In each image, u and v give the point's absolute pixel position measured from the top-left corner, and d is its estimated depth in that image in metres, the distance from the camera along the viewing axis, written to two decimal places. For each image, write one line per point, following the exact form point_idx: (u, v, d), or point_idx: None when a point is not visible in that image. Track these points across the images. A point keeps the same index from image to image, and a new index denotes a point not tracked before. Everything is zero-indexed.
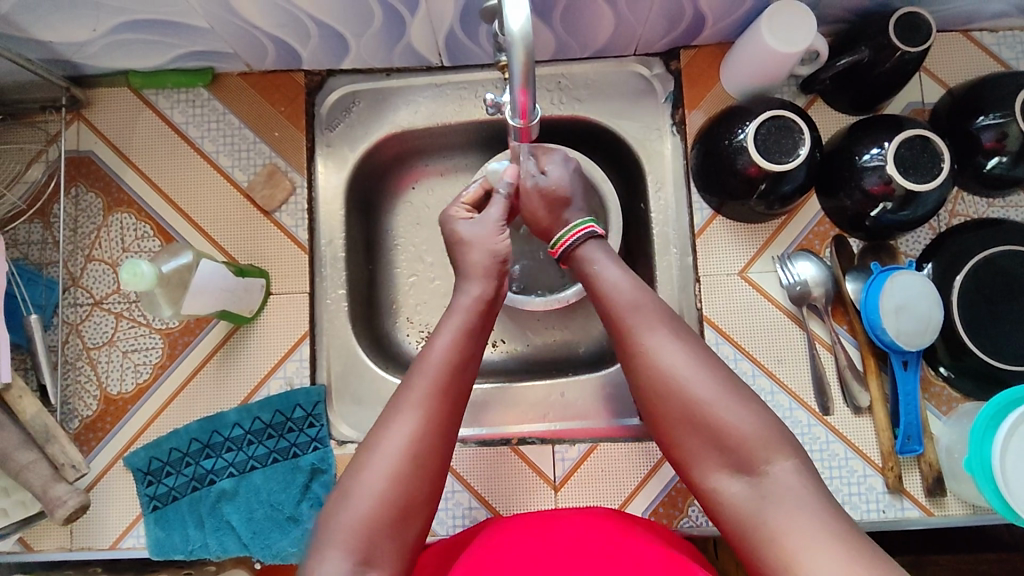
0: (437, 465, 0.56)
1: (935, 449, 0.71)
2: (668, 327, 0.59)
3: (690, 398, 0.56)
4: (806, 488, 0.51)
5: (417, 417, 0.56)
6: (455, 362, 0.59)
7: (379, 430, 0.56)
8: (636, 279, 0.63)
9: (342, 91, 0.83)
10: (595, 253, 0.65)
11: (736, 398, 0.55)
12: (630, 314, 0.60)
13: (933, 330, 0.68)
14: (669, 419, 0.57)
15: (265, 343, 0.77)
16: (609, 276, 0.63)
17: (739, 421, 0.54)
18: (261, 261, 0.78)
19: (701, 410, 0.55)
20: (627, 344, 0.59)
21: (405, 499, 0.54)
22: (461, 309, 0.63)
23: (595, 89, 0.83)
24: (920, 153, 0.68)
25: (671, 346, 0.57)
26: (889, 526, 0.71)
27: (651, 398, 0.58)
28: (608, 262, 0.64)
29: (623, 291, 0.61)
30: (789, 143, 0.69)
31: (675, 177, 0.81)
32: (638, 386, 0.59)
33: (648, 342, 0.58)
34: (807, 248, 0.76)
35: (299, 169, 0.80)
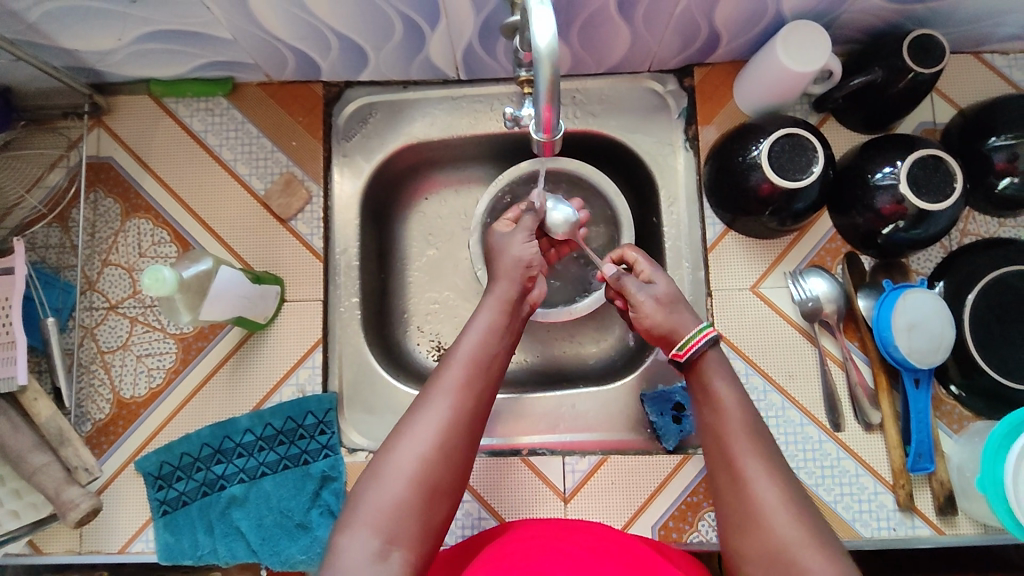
0: (464, 450, 0.56)
1: (946, 467, 0.71)
2: (772, 460, 0.53)
3: (777, 538, 0.49)
4: None
5: (453, 397, 0.57)
6: (484, 352, 0.61)
7: (413, 410, 0.57)
8: (746, 398, 0.57)
9: (359, 103, 0.84)
10: (717, 363, 0.60)
11: (826, 547, 0.49)
12: (734, 436, 0.54)
13: (946, 349, 0.68)
14: (750, 555, 0.50)
15: (278, 350, 0.78)
16: (716, 390, 0.58)
17: (827, 574, 0.47)
18: (276, 268, 0.79)
19: (788, 551, 0.49)
20: (724, 466, 0.54)
21: (435, 480, 0.54)
22: (494, 303, 0.66)
23: (609, 104, 0.83)
24: (933, 173, 0.68)
25: (772, 481, 0.52)
26: (901, 544, 0.71)
27: (737, 526, 0.52)
28: (723, 375, 0.59)
29: (732, 410, 0.56)
30: (803, 160, 0.70)
31: (687, 192, 0.82)
32: (725, 511, 0.53)
33: (749, 469, 0.53)
34: (818, 265, 0.77)
35: (316, 178, 0.81)
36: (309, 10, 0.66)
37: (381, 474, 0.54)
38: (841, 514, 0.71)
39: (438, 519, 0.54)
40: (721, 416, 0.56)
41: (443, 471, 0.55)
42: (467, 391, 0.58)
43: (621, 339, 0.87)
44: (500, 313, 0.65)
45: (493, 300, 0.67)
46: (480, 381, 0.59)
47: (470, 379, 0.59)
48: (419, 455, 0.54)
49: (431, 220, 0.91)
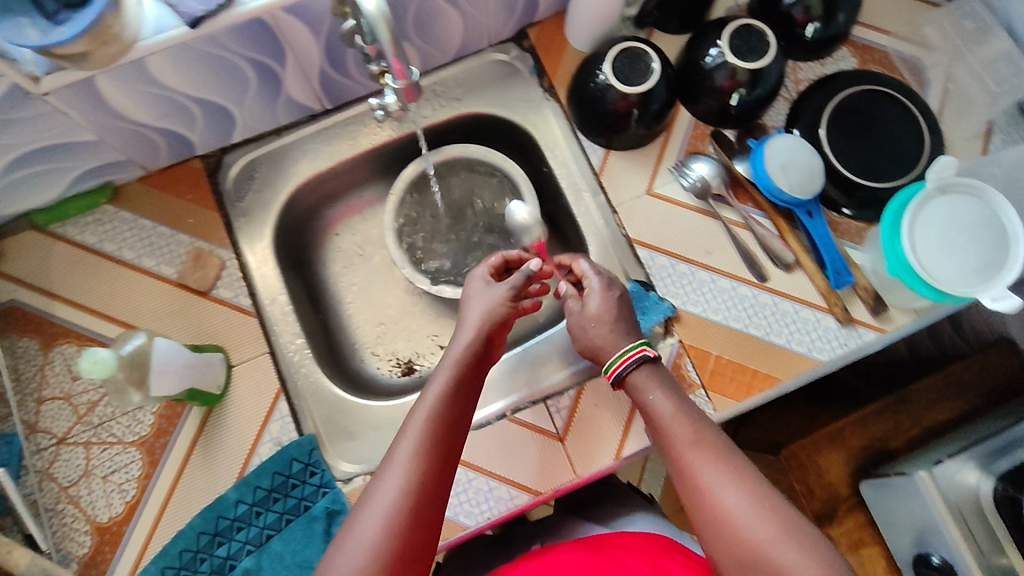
0: (432, 511, 0.55)
1: (864, 275, 0.79)
2: (725, 466, 0.58)
3: (749, 539, 0.54)
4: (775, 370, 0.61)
5: (415, 457, 0.56)
6: (447, 408, 0.61)
7: (377, 475, 0.57)
8: (683, 407, 0.63)
9: (240, 164, 0.86)
10: (644, 380, 0.67)
11: (794, 536, 0.53)
12: (686, 450, 0.60)
13: (819, 172, 0.76)
14: (731, 561, 0.55)
15: (242, 414, 0.77)
16: (658, 409, 0.64)
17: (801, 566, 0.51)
18: (214, 339, 0.79)
19: (762, 550, 0.53)
20: (684, 478, 0.59)
21: (400, 548, 0.53)
22: (450, 360, 0.66)
23: (468, 85, 0.89)
24: (749, 39, 0.78)
25: (730, 485, 0.56)
26: (855, 355, 0.77)
27: (711, 535, 0.56)
28: (655, 389, 0.65)
29: (675, 424, 0.62)
30: (642, 66, 0.79)
31: (565, 134, 0.87)
32: (696, 519, 0.58)
33: (709, 481, 0.57)
34: (695, 151, 0.84)
35: (223, 244, 0.82)
36: (161, 84, 0.70)
37: (344, 548, 0.53)
38: (797, 350, 0.77)
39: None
40: (670, 434, 0.62)
41: (410, 535, 0.53)
42: (433, 452, 0.57)
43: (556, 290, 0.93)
44: (459, 367, 0.65)
45: (453, 352, 0.67)
46: (446, 442, 0.59)
47: (438, 440, 0.58)
48: (385, 524, 0.53)
49: (350, 251, 0.96)
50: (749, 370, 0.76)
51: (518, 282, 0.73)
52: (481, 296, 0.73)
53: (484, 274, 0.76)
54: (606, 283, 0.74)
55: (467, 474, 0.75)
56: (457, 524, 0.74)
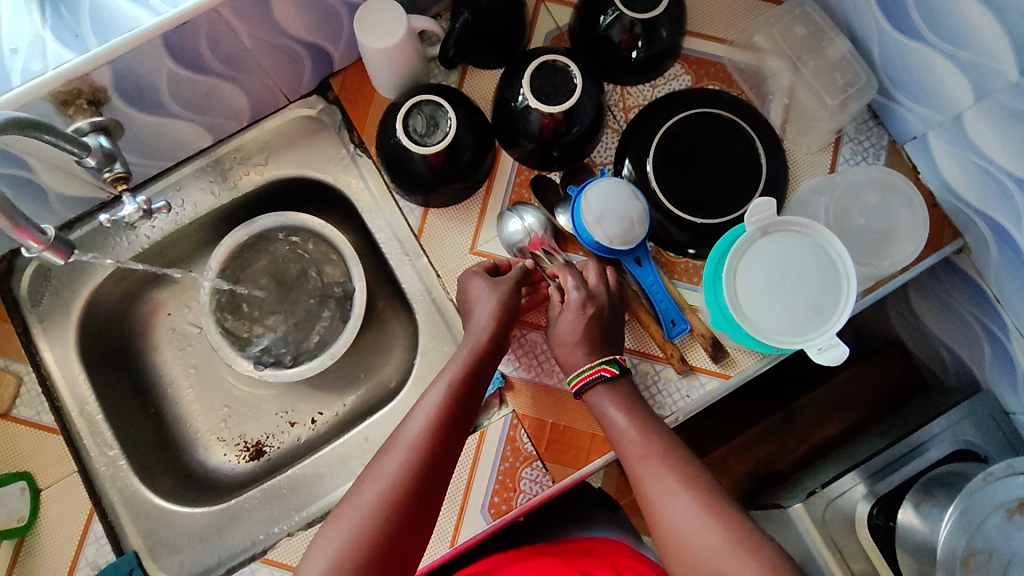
0: (416, 502, 0.58)
1: (702, 319, 0.72)
2: (676, 476, 0.59)
3: (695, 549, 0.55)
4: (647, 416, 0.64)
5: (400, 455, 0.59)
6: (441, 410, 0.62)
7: (369, 467, 0.60)
8: (637, 416, 0.64)
9: (33, 264, 0.79)
10: (598, 399, 0.65)
11: (737, 545, 0.54)
12: (640, 465, 0.61)
13: (638, 220, 0.69)
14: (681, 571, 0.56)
15: (55, 540, 0.72)
16: (613, 423, 0.64)
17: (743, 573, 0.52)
18: (17, 463, 0.74)
19: (710, 561, 0.54)
20: (639, 491, 0.61)
21: (379, 538, 0.56)
22: (464, 348, 0.67)
23: (272, 148, 0.82)
24: (553, 76, 0.71)
25: (681, 496, 0.58)
26: (699, 407, 0.71)
27: (665, 546, 0.58)
28: (609, 408, 0.65)
29: (627, 440, 0.63)
30: (440, 121, 0.72)
31: (380, 192, 0.80)
32: (652, 530, 0.59)
33: (662, 493, 0.59)
34: (519, 200, 0.77)
35: (19, 357, 0.76)
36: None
37: (326, 536, 0.57)
38: None
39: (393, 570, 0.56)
40: (625, 450, 0.63)
41: (390, 527, 0.56)
42: (422, 446, 0.60)
43: (402, 353, 0.86)
44: (466, 360, 0.66)
45: (466, 343, 0.67)
46: (440, 438, 0.61)
47: (428, 436, 0.61)
48: (369, 512, 0.56)
49: (182, 332, 0.88)
50: (587, 434, 0.72)
51: (519, 276, 0.71)
52: (479, 303, 0.69)
53: (477, 272, 0.72)
54: (586, 296, 0.68)
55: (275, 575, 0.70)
56: None
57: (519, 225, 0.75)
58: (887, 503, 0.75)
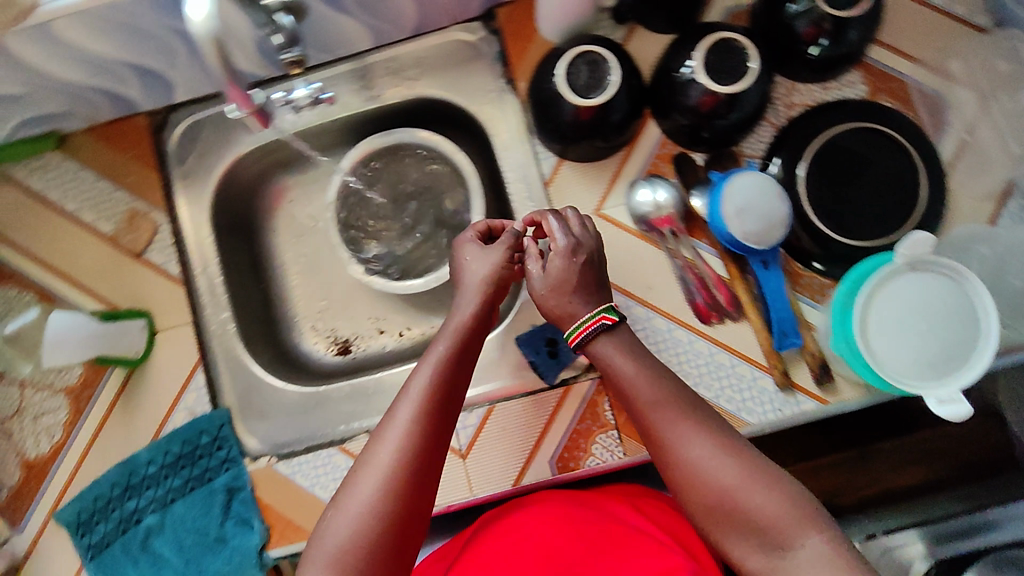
0: (420, 491, 0.55)
1: (815, 338, 0.72)
2: (686, 417, 0.57)
3: (717, 487, 0.53)
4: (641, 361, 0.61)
5: (404, 431, 0.56)
6: (441, 377, 0.59)
7: (367, 453, 0.56)
8: (643, 363, 0.61)
9: (185, 123, 0.84)
10: (605, 347, 0.63)
11: (763, 481, 0.53)
12: (648, 408, 0.58)
13: (779, 223, 0.68)
14: (698, 508, 0.54)
15: (162, 378, 0.80)
16: (618, 372, 0.61)
17: (767, 505, 0.52)
18: (142, 302, 0.81)
19: (732, 494, 0.53)
20: (647, 433, 0.58)
21: (393, 519, 0.53)
22: (462, 319, 0.65)
23: (425, 65, 0.83)
24: (727, 56, 0.69)
25: (695, 435, 0.56)
26: (789, 422, 0.72)
27: (679, 485, 0.56)
28: (612, 350, 0.62)
29: (633, 381, 0.60)
30: (600, 75, 0.70)
31: (519, 133, 0.80)
32: (666, 475, 0.57)
33: (671, 431, 0.56)
34: (655, 173, 0.76)
35: (159, 207, 0.82)
36: (74, 49, 0.68)
37: (333, 518, 0.53)
38: (725, 407, 0.72)
39: (404, 549, 0.53)
40: (630, 392, 0.60)
41: (400, 507, 0.53)
42: (421, 430, 0.56)
43: None
44: (460, 331, 0.64)
45: (454, 318, 0.65)
46: (440, 407, 0.58)
47: (425, 420, 0.57)
48: (372, 502, 0.53)
49: (299, 220, 0.93)
50: None
51: (510, 242, 0.69)
52: (474, 263, 0.69)
53: (471, 238, 0.71)
54: (573, 244, 0.65)
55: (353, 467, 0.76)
56: None
57: (648, 193, 0.75)
58: None
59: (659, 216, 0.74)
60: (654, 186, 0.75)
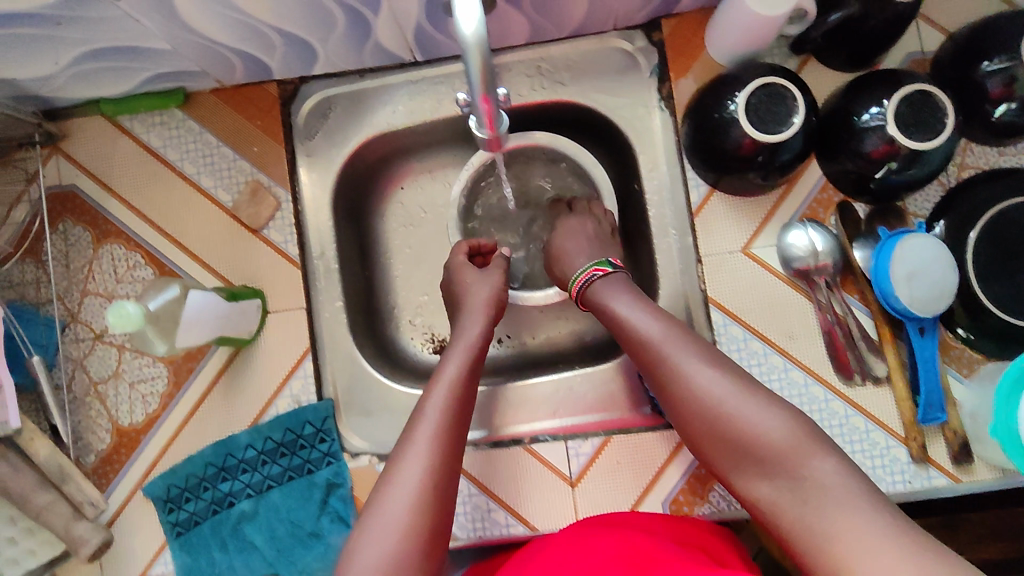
0: (447, 497, 0.57)
1: (959, 414, 0.70)
2: (692, 350, 0.59)
3: (718, 412, 0.55)
4: (650, 312, 0.63)
5: (429, 440, 0.59)
6: (457, 391, 0.64)
7: (392, 464, 0.58)
8: (647, 307, 0.64)
9: (317, 97, 0.80)
10: (608, 290, 0.67)
11: (765, 403, 0.54)
12: (655, 344, 0.60)
13: (949, 294, 0.65)
14: (704, 433, 0.56)
15: (269, 361, 0.77)
16: (621, 315, 0.64)
17: (767, 424, 0.53)
18: (255, 281, 0.77)
19: (733, 420, 0.54)
20: (655, 372, 0.60)
21: (428, 520, 0.55)
22: (464, 343, 0.69)
23: (578, 70, 0.78)
24: (921, 109, 0.64)
25: (697, 363, 0.58)
26: (917, 495, 0.71)
27: (689, 416, 0.57)
28: (619, 297, 0.66)
29: (640, 324, 0.62)
30: (782, 111, 0.66)
31: (668, 156, 0.77)
32: (670, 408, 0.59)
33: (675, 362, 0.58)
34: (811, 218, 0.73)
35: (283, 183, 0.78)
36: (232, 15, 0.63)
37: (369, 517, 0.55)
38: None
39: (438, 543, 0.55)
40: (634, 335, 0.62)
41: (433, 512, 0.55)
42: (446, 434, 0.60)
43: None
44: (470, 352, 0.68)
45: (462, 341, 0.69)
46: (457, 421, 0.62)
47: (447, 426, 0.61)
48: (407, 494, 0.55)
49: (411, 209, 0.89)
50: None
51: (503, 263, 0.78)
52: (466, 270, 0.77)
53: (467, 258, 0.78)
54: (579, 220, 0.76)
55: (470, 490, 0.75)
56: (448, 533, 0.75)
57: (805, 241, 0.72)
58: None
59: (813, 266, 0.72)
60: (812, 233, 0.72)
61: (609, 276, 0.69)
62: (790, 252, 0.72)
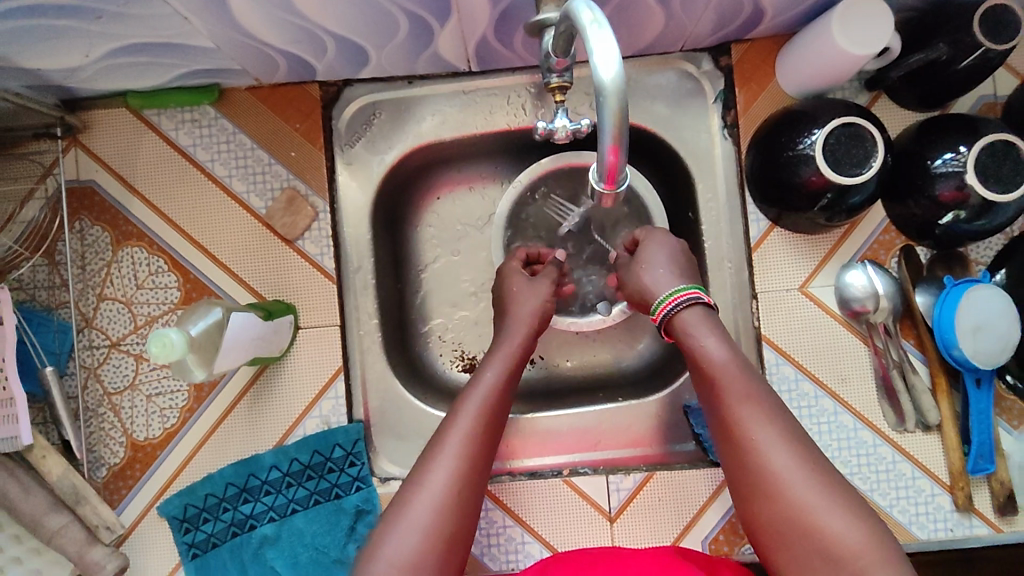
0: (472, 504, 0.56)
1: (1007, 467, 0.69)
2: (776, 422, 0.53)
3: (795, 502, 0.50)
4: (733, 358, 0.57)
5: (460, 448, 0.57)
6: (491, 400, 0.61)
7: (422, 465, 0.56)
8: (732, 350, 0.58)
9: (361, 102, 0.76)
10: (695, 322, 0.61)
11: (845, 506, 0.49)
12: (736, 403, 0.54)
13: (1012, 349, 0.64)
14: (772, 521, 0.51)
15: (298, 380, 0.73)
16: (706, 354, 0.58)
17: (845, 531, 0.48)
18: (286, 294, 0.73)
19: (809, 514, 0.49)
20: (731, 434, 0.54)
21: (447, 533, 0.54)
22: (503, 351, 0.66)
23: (638, 90, 0.75)
24: (1002, 160, 0.63)
25: (779, 440, 0.52)
26: (957, 544, 0.69)
27: (759, 497, 0.51)
28: (707, 333, 0.59)
29: (721, 367, 0.57)
30: (860, 152, 0.63)
31: (728, 185, 0.74)
32: (737, 475, 0.54)
33: (757, 433, 0.53)
34: (872, 259, 0.71)
35: (320, 191, 0.74)
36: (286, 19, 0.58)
37: (389, 526, 0.53)
38: (897, 518, 0.70)
39: (454, 559, 0.54)
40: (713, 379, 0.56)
41: (454, 523, 0.54)
42: (476, 445, 0.58)
43: None
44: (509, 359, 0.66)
45: (502, 349, 0.67)
46: (489, 432, 0.60)
47: (481, 429, 0.59)
48: (431, 507, 0.54)
49: (447, 221, 0.85)
50: None
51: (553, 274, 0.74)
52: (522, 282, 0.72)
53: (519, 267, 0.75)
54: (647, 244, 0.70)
55: (505, 521, 0.72)
56: (479, 564, 0.72)
57: (865, 282, 0.70)
58: None
59: (872, 308, 0.70)
60: (873, 274, 0.70)
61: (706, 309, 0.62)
62: (849, 292, 0.70)
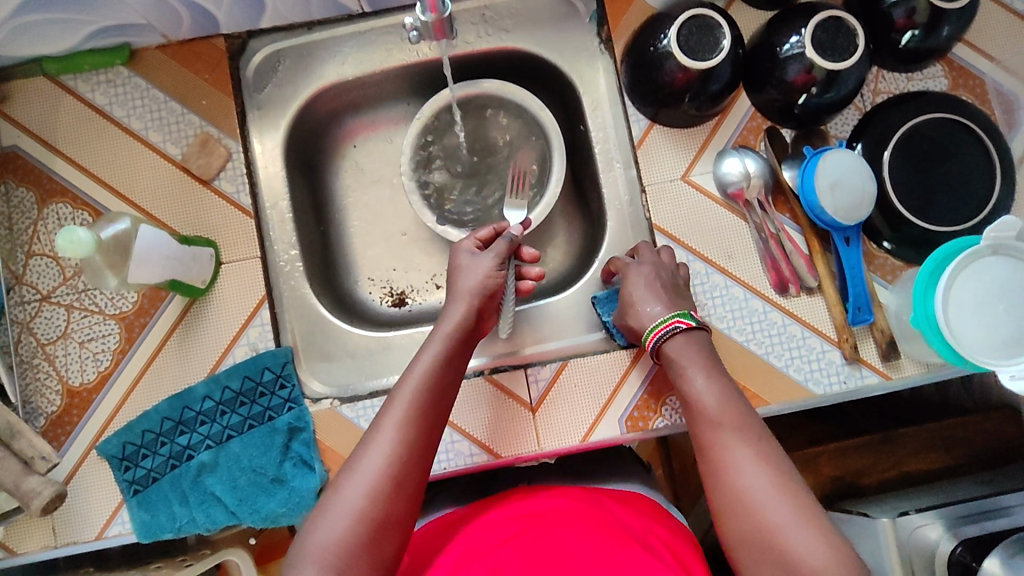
0: (407, 486, 0.57)
1: (885, 316, 0.75)
2: (751, 446, 0.57)
3: (762, 520, 0.53)
4: (711, 388, 0.61)
5: (395, 432, 0.58)
6: (432, 383, 0.61)
7: (358, 450, 0.58)
8: (720, 387, 0.61)
9: (266, 51, 0.82)
10: (681, 351, 0.64)
11: (811, 523, 0.52)
12: (711, 429, 0.59)
13: (868, 201, 0.72)
14: (741, 536, 0.54)
15: (224, 311, 0.77)
16: (691, 385, 0.62)
17: (808, 549, 0.51)
18: (208, 232, 0.77)
19: (775, 533, 0.52)
20: (708, 458, 0.58)
21: (381, 516, 0.55)
22: (441, 333, 0.65)
23: (520, 18, 0.82)
24: (836, 34, 0.70)
25: (755, 464, 0.56)
26: (853, 395, 0.75)
27: (731, 512, 0.55)
28: (691, 362, 0.63)
29: (703, 400, 0.61)
30: (711, 40, 0.71)
31: (610, 95, 0.82)
32: (715, 494, 0.57)
33: (730, 454, 0.57)
34: (743, 144, 0.78)
35: (232, 135, 0.79)
36: None
37: (322, 515, 0.55)
38: (794, 377, 0.75)
39: (390, 539, 0.55)
40: (698, 412, 0.61)
41: (387, 502, 0.55)
42: (413, 427, 0.59)
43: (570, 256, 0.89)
44: (451, 340, 0.65)
45: (440, 330, 0.65)
46: (429, 417, 0.60)
47: (419, 414, 0.60)
48: (364, 491, 0.55)
49: (364, 165, 0.90)
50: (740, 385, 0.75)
51: (503, 250, 0.70)
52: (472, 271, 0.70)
53: (469, 246, 0.73)
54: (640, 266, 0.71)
55: None
56: None
57: (738, 168, 0.77)
58: (973, 547, 0.71)
59: (747, 187, 0.76)
60: (744, 159, 0.77)
61: (692, 330, 0.65)
62: (725, 176, 0.77)
